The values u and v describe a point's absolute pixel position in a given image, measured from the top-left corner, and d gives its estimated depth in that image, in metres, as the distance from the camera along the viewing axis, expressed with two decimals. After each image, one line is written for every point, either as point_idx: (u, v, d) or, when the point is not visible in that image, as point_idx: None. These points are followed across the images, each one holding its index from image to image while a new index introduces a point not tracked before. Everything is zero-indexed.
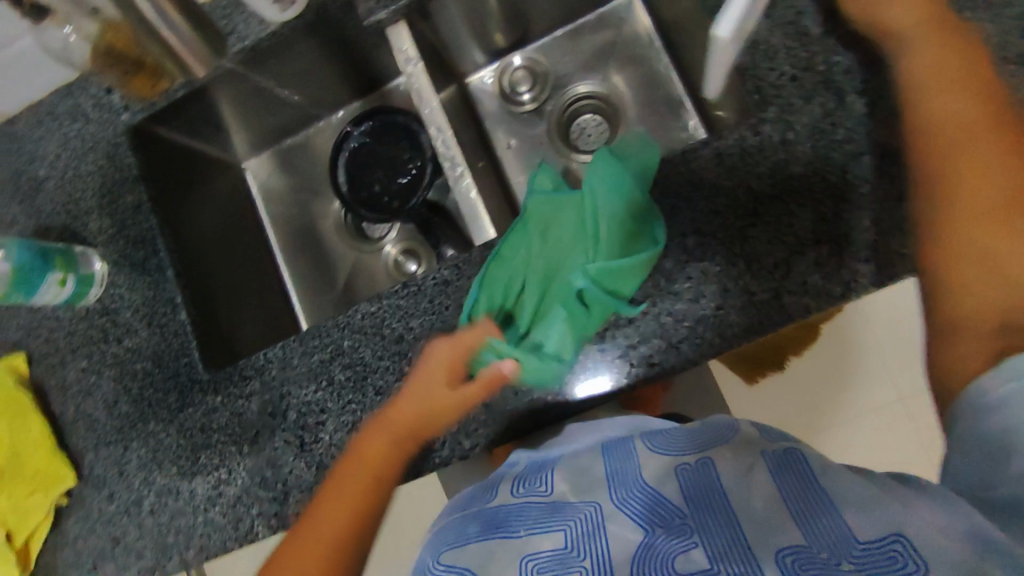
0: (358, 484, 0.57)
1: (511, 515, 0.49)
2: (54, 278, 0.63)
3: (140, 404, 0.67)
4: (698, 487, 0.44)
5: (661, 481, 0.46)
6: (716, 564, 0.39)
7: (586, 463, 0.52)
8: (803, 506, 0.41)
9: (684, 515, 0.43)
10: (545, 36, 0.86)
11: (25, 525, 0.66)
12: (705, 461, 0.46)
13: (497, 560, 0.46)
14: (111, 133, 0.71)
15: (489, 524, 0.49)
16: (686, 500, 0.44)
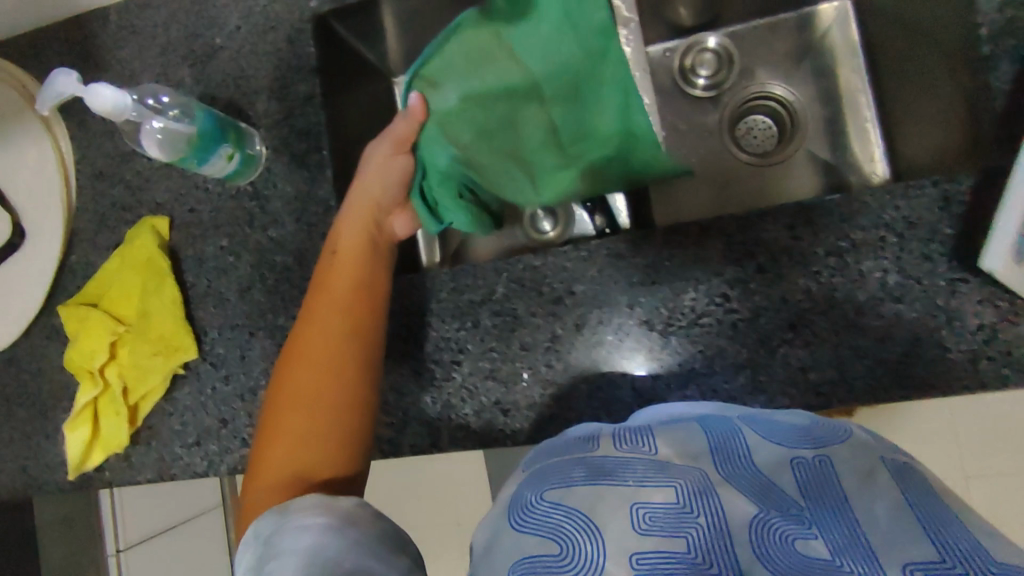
0: (323, 345, 0.55)
1: (609, 467, 0.36)
2: (224, 152, 0.61)
3: (274, 296, 0.66)
4: (820, 478, 0.33)
5: (773, 464, 0.34)
6: (841, 560, 0.29)
7: (688, 432, 0.37)
8: (931, 516, 0.30)
9: (803, 507, 0.32)
10: (743, 23, 0.81)
11: (141, 384, 0.67)
12: (841, 444, 0.35)
13: (597, 508, 0.34)
14: (297, 16, 0.67)
15: (595, 472, 0.36)
16: (809, 484, 0.33)
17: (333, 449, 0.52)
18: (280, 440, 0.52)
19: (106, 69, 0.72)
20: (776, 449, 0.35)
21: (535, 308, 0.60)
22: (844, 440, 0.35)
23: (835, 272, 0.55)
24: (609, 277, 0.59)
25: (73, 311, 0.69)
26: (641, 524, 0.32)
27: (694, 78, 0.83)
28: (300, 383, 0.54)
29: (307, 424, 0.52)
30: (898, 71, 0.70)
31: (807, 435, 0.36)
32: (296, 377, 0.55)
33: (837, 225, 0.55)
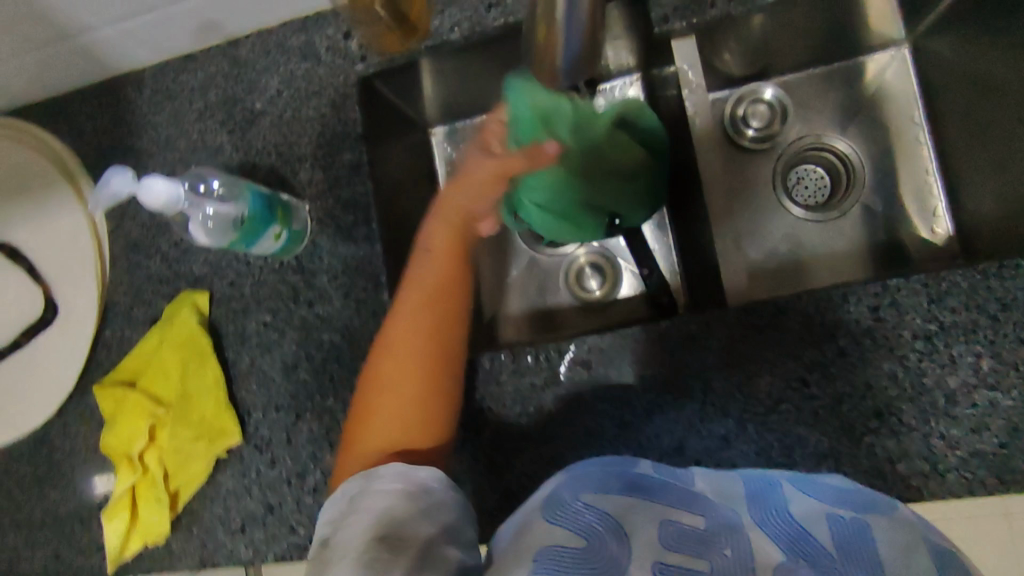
0: (422, 326, 0.54)
1: (647, 485, 0.43)
2: (272, 233, 0.58)
3: (323, 376, 0.63)
4: (852, 535, 0.38)
5: (808, 513, 0.39)
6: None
7: (729, 480, 0.45)
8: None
9: (833, 557, 0.36)
10: (795, 72, 0.78)
11: (183, 470, 0.65)
12: (884, 517, 0.39)
13: (635, 522, 0.41)
14: (341, 81, 0.64)
15: (631, 486, 0.43)
16: (842, 538, 0.37)
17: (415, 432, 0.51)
18: (371, 421, 0.52)
19: (141, 135, 0.69)
20: (815, 504, 0.40)
21: (601, 392, 0.58)
22: (888, 514, 0.40)
23: (923, 356, 0.52)
24: (679, 360, 0.56)
25: (109, 394, 0.67)
26: (666, 538, 0.40)
27: (744, 128, 0.79)
28: (391, 361, 0.53)
29: (398, 412, 0.52)
30: (966, 128, 0.67)
31: (851, 501, 0.41)
32: (387, 355, 0.54)
33: (925, 307, 0.52)
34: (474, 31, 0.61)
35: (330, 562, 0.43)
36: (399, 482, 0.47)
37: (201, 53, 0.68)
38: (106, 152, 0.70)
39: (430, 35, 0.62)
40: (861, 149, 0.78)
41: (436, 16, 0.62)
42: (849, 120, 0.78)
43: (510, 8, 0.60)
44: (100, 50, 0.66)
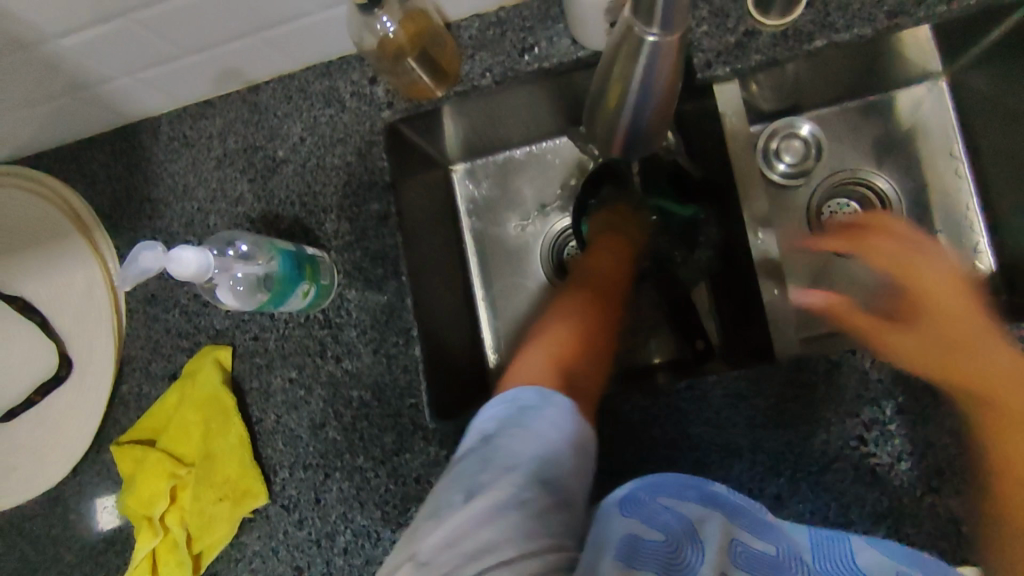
0: (589, 294, 0.58)
1: (721, 501, 0.40)
2: (301, 290, 0.56)
3: (351, 434, 0.61)
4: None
5: (873, 564, 0.37)
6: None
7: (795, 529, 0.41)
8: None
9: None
10: (828, 106, 0.76)
11: (207, 534, 0.61)
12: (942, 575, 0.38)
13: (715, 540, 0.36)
14: (367, 128, 0.62)
15: (706, 498, 0.39)
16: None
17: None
18: (514, 373, 0.48)
19: (157, 183, 0.67)
20: (878, 556, 0.38)
21: (646, 452, 0.55)
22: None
23: (987, 415, 0.50)
24: (728, 419, 0.54)
25: (129, 453, 0.64)
26: (736, 559, 0.36)
27: (776, 162, 0.76)
28: (524, 371, 0.48)
29: (537, 364, 0.48)
30: (1007, 166, 0.66)
31: (913, 558, 0.39)
32: (520, 366, 0.49)
33: (986, 363, 0.51)
34: (507, 76, 0.60)
35: (489, 461, 0.40)
36: (561, 432, 0.42)
37: (221, 99, 0.66)
38: (121, 200, 0.68)
39: (459, 79, 0.60)
40: (896, 183, 0.75)
41: (464, 61, 0.60)
42: (882, 154, 0.76)
43: (543, 53, 0.59)
44: (115, 96, 0.64)
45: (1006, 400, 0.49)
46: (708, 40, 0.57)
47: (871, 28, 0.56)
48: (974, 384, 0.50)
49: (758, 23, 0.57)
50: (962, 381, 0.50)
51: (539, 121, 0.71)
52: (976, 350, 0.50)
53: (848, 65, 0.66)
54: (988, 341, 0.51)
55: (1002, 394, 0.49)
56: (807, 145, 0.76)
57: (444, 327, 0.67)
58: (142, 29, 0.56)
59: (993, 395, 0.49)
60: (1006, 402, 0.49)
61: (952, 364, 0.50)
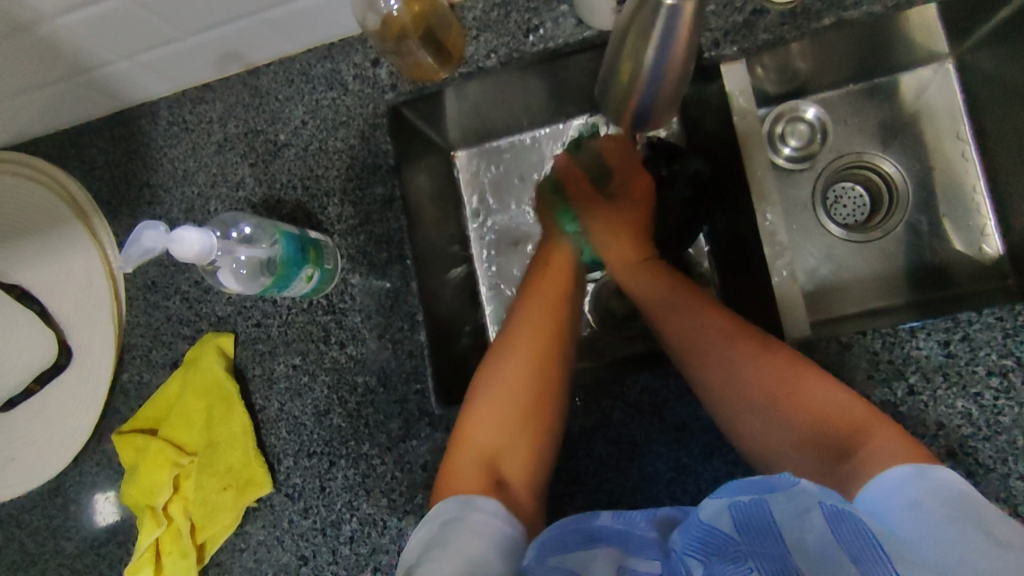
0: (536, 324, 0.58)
1: (604, 534, 0.43)
2: (304, 274, 0.55)
3: (357, 421, 0.60)
4: (755, 520, 0.37)
5: (714, 513, 0.39)
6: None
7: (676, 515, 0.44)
8: (860, 554, 0.35)
9: (738, 543, 0.37)
10: (834, 89, 0.75)
11: (211, 523, 0.61)
12: (779, 491, 0.38)
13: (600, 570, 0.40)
14: (370, 111, 0.61)
15: (589, 538, 0.42)
16: (746, 523, 0.37)
17: (517, 493, 0.50)
18: (483, 412, 0.53)
19: (156, 169, 0.66)
20: (715, 502, 0.39)
21: (656, 436, 0.54)
22: (786, 487, 0.38)
23: (1000, 394, 0.50)
24: None
25: (130, 443, 0.63)
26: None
27: (781, 146, 0.77)
28: (501, 379, 0.54)
29: (507, 397, 0.53)
30: (1014, 147, 0.65)
31: (745, 486, 0.39)
32: (497, 374, 0.55)
33: (1000, 341, 0.50)
34: (512, 57, 0.59)
35: None
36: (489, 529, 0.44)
37: (221, 82, 0.65)
38: (120, 187, 0.67)
39: (463, 61, 0.59)
40: (902, 166, 0.75)
41: (468, 42, 0.59)
42: (888, 137, 0.75)
43: (549, 33, 0.58)
44: (112, 80, 0.63)
45: (833, 420, 0.45)
46: (716, 19, 0.56)
47: (881, 6, 0.55)
48: (811, 431, 0.46)
49: (767, 1, 0.56)
50: (774, 408, 0.47)
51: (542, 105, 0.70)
52: (755, 375, 0.49)
53: (855, 45, 0.65)
54: (824, 379, 0.47)
55: (817, 411, 0.46)
56: (812, 129, 0.76)
57: (449, 312, 0.66)
58: (145, 13, 0.54)
59: (848, 428, 0.44)
60: (873, 448, 0.42)
61: (782, 393, 0.47)
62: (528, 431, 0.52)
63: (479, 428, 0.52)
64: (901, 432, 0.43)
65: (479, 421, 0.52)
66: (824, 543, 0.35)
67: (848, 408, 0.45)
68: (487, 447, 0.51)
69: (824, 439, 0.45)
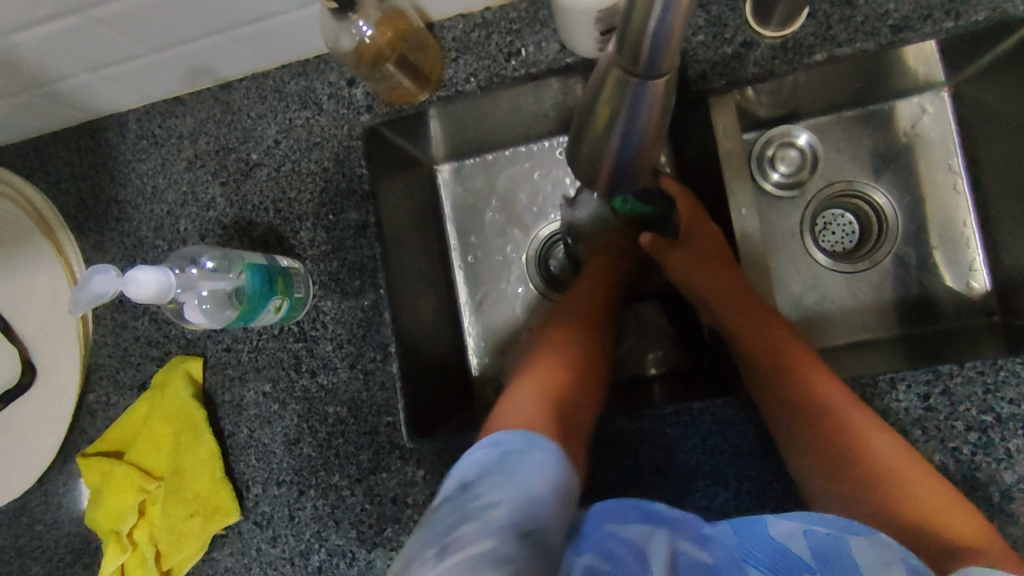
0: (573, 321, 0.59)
1: (662, 517, 0.40)
2: (273, 305, 0.54)
3: (326, 452, 0.59)
4: (830, 551, 0.38)
5: (789, 535, 0.39)
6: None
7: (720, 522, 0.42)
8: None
9: (812, 569, 0.37)
10: (827, 114, 0.73)
11: (176, 551, 0.60)
12: (862, 536, 0.39)
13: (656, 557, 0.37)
14: (346, 132, 0.59)
15: (647, 516, 0.40)
16: (822, 553, 0.38)
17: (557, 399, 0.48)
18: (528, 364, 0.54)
19: (125, 184, 0.64)
20: (793, 523, 0.40)
21: (629, 478, 0.54)
22: (866, 535, 0.39)
23: (978, 449, 0.49)
24: (715, 446, 0.52)
25: (94, 467, 0.61)
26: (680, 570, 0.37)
27: (771, 171, 0.75)
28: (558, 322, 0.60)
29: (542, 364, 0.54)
30: (1008, 185, 0.64)
31: (824, 518, 0.40)
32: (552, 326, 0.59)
33: (981, 395, 0.49)
34: (493, 82, 0.57)
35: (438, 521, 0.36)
36: (520, 494, 0.35)
37: (191, 96, 0.63)
38: (87, 202, 0.65)
39: (442, 84, 0.58)
40: (892, 196, 0.73)
41: (447, 66, 0.58)
42: (880, 165, 0.74)
43: (531, 59, 0.56)
44: (77, 93, 0.60)
45: (878, 462, 0.47)
46: (703, 50, 0.54)
47: (874, 43, 0.53)
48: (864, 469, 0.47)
49: (758, 35, 0.54)
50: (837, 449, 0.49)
51: (524, 124, 0.68)
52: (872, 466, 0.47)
53: (846, 75, 0.64)
54: (883, 432, 0.48)
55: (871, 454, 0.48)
56: (803, 154, 0.74)
57: (425, 338, 0.65)
58: (104, 29, 0.52)
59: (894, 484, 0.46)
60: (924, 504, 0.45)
61: (841, 432, 0.49)
62: (583, 382, 0.52)
63: (536, 377, 0.51)
64: (976, 521, 0.43)
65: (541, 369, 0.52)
66: None
67: (918, 475, 0.46)
68: (541, 386, 0.49)
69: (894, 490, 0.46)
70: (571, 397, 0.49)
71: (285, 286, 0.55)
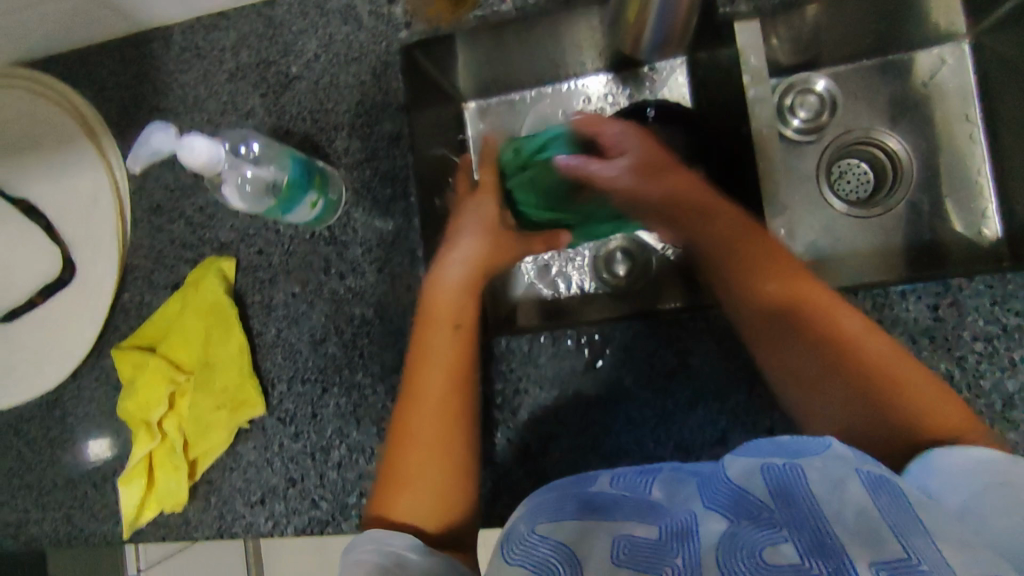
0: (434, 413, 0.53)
1: (599, 502, 0.42)
2: (309, 200, 0.56)
3: (351, 351, 0.61)
4: (786, 485, 0.38)
5: (744, 473, 0.40)
6: (810, 561, 0.33)
7: (682, 482, 0.43)
8: (898, 523, 0.34)
9: (771, 509, 0.37)
10: (847, 63, 0.76)
11: (203, 441, 0.62)
12: (814, 458, 0.39)
13: (589, 537, 0.39)
14: (383, 47, 0.62)
15: (584, 506, 0.42)
16: (778, 489, 0.38)
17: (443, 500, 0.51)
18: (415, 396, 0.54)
19: (167, 94, 0.67)
20: (746, 465, 0.40)
21: (644, 382, 0.57)
22: (819, 455, 0.39)
23: (983, 358, 0.51)
24: (730, 352, 0.55)
25: (128, 359, 0.64)
26: (622, 553, 0.37)
27: (791, 117, 0.77)
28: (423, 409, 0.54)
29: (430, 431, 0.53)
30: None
31: (777, 452, 0.41)
32: (418, 405, 0.54)
33: (987, 307, 0.51)
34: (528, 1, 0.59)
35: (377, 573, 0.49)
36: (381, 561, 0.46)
37: (235, 11, 0.65)
38: (129, 111, 0.67)
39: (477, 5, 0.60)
40: (908, 145, 0.76)
41: None
42: (897, 115, 0.76)
43: None
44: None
45: (867, 356, 0.49)
46: None
47: None
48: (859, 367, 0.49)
49: None
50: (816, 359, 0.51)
51: (552, 53, 0.71)
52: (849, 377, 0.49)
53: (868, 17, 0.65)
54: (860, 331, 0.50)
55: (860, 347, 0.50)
56: (821, 101, 0.77)
57: None
58: None
59: (892, 378, 0.48)
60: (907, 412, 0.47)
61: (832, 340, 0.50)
62: (459, 403, 0.53)
63: (416, 418, 0.53)
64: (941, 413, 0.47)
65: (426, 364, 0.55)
66: (862, 512, 0.35)
67: (914, 386, 0.48)
68: (431, 409, 0.53)
69: (869, 400, 0.48)
70: (451, 431, 0.53)
71: (320, 185, 0.57)
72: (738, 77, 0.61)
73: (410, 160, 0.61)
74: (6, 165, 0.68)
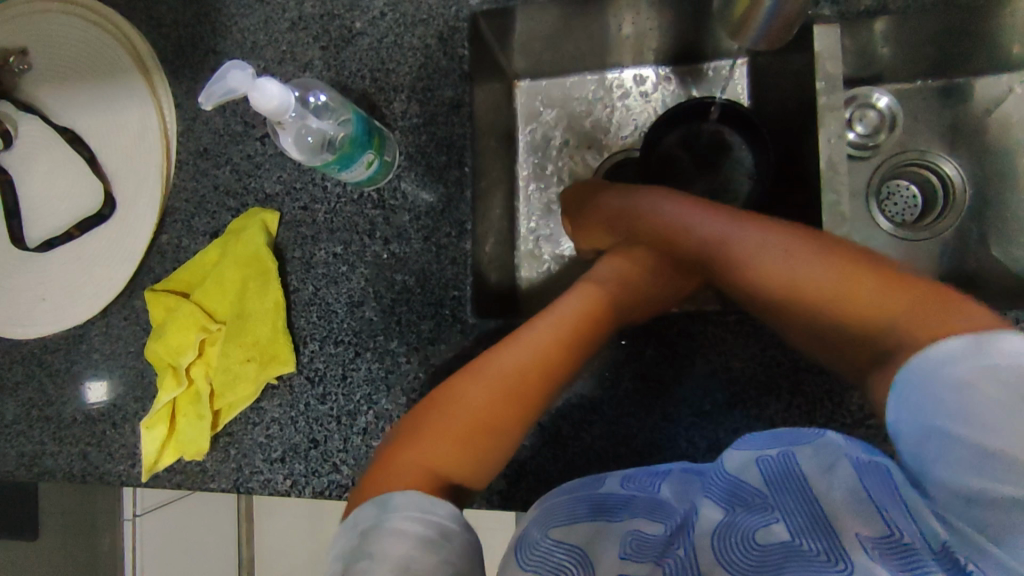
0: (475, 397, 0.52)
1: (610, 503, 0.44)
2: (365, 159, 0.56)
3: (388, 317, 0.60)
4: (781, 474, 0.42)
5: (742, 465, 0.44)
6: (801, 540, 0.38)
7: (685, 476, 0.47)
8: (882, 497, 0.38)
9: (765, 496, 0.41)
10: (910, 80, 0.74)
11: (229, 392, 0.61)
12: (808, 446, 0.42)
13: (602, 535, 0.42)
14: (452, 12, 0.60)
15: (597, 506, 0.44)
16: (776, 479, 0.42)
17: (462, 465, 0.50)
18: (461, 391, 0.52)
19: (225, 37, 0.65)
20: (745, 456, 0.44)
21: (683, 379, 0.56)
22: (814, 444, 0.42)
23: None
24: (773, 359, 0.55)
25: (161, 302, 0.63)
26: (632, 552, 0.41)
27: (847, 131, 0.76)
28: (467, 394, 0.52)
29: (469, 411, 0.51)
30: None
31: (779, 441, 0.44)
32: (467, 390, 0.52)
33: None
34: None
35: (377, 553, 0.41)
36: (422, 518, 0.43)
37: None
38: (185, 50, 0.66)
39: None
40: (964, 170, 0.74)
41: None
42: (955, 140, 0.75)
43: None
44: None
45: (844, 302, 0.47)
46: None
47: None
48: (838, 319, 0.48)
49: None
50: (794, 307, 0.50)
51: (616, 39, 0.70)
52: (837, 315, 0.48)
53: (942, 36, 0.64)
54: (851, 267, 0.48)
55: (826, 302, 0.48)
56: (881, 118, 0.75)
57: (493, 233, 0.66)
58: None
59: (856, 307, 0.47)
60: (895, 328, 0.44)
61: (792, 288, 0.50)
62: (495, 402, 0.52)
63: (469, 389, 0.52)
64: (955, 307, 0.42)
65: (510, 352, 0.54)
66: (849, 492, 0.39)
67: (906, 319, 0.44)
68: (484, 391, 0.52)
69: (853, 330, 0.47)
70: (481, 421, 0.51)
71: (380, 146, 0.57)
72: (808, 81, 0.60)
73: (469, 130, 0.60)
74: (55, 92, 0.67)
